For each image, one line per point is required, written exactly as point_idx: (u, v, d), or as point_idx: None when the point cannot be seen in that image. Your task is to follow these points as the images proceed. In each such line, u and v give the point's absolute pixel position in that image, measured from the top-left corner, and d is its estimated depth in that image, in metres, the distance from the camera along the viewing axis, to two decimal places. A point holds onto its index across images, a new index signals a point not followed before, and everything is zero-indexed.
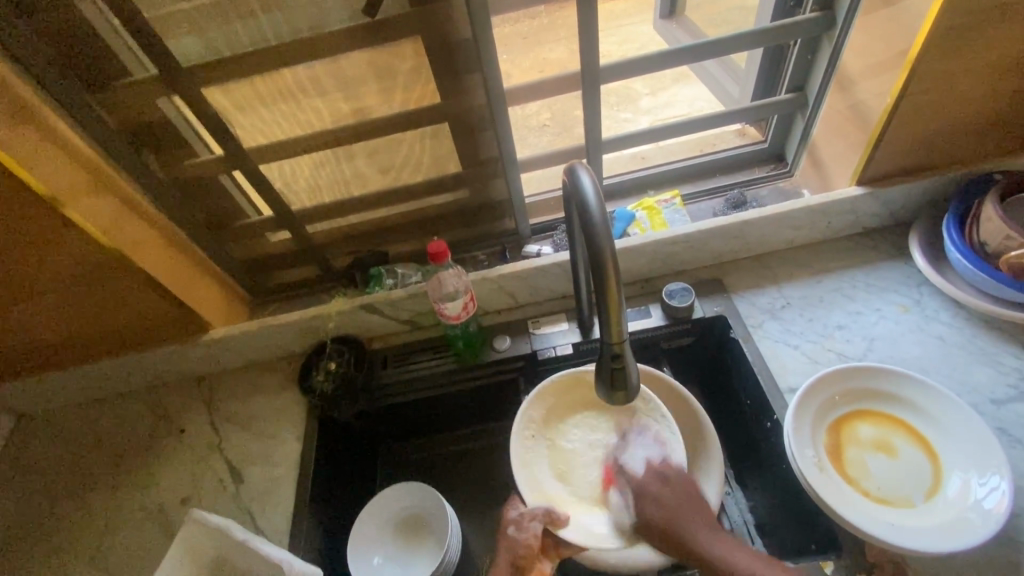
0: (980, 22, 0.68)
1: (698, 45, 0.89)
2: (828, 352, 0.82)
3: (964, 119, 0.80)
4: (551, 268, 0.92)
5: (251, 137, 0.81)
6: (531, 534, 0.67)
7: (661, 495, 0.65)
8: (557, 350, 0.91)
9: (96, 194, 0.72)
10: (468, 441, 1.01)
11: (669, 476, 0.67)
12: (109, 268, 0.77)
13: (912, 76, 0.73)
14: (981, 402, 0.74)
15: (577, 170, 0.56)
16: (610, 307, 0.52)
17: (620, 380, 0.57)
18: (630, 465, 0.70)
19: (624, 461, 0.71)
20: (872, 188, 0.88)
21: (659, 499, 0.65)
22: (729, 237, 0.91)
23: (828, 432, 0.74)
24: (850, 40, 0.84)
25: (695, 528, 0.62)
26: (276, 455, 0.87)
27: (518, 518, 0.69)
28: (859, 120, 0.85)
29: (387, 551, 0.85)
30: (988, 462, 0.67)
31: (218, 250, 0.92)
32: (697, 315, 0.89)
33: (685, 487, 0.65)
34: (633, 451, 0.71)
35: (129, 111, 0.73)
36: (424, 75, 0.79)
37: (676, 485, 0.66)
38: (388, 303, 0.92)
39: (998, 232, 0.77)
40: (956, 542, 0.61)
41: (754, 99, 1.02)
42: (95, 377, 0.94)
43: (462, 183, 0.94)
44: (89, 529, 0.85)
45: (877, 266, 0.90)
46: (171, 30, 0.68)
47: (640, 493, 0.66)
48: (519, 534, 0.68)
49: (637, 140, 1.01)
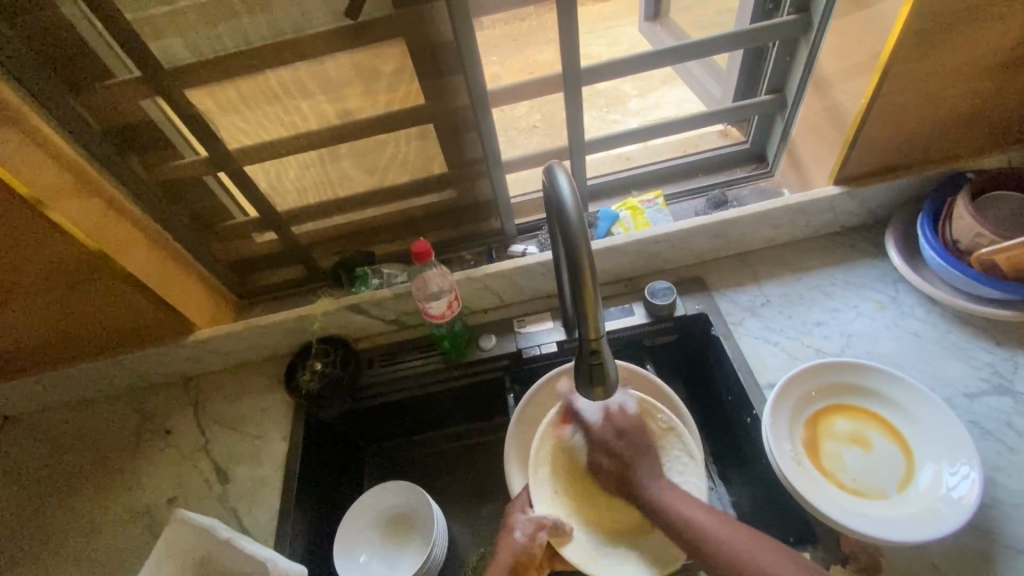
0: (949, 25, 0.69)
1: (678, 46, 0.91)
2: (806, 348, 0.83)
3: (936, 119, 0.81)
4: (536, 267, 0.93)
5: (236, 139, 0.82)
6: (536, 544, 0.67)
7: (612, 446, 0.73)
8: (542, 348, 0.92)
9: (80, 196, 0.72)
10: (455, 440, 1.02)
11: (609, 429, 0.74)
12: (94, 270, 0.77)
13: (885, 77, 0.74)
14: (955, 395, 0.76)
15: (555, 169, 0.57)
16: (586, 303, 0.53)
17: (598, 376, 0.58)
18: (585, 415, 0.74)
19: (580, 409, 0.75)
20: (850, 187, 0.89)
21: (613, 448, 0.73)
22: (711, 235, 0.93)
23: (805, 427, 0.75)
24: (825, 42, 0.85)
25: (646, 474, 0.70)
26: (262, 455, 0.87)
27: (528, 527, 0.68)
28: (836, 120, 0.86)
29: (374, 549, 0.85)
30: (960, 452, 0.68)
31: (204, 252, 0.92)
32: (679, 313, 0.90)
33: (637, 436, 0.73)
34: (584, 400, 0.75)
35: (113, 113, 0.74)
36: (408, 77, 0.80)
37: (638, 439, 0.73)
38: (374, 302, 0.93)
39: (970, 230, 0.79)
40: (929, 531, 0.63)
41: (735, 100, 1.03)
42: (78, 379, 0.94)
43: (448, 183, 0.95)
44: (75, 530, 0.85)
45: (855, 263, 0.92)
46: (155, 32, 0.69)
47: (597, 440, 0.74)
48: (527, 542, 0.67)
49: (621, 140, 1.02)
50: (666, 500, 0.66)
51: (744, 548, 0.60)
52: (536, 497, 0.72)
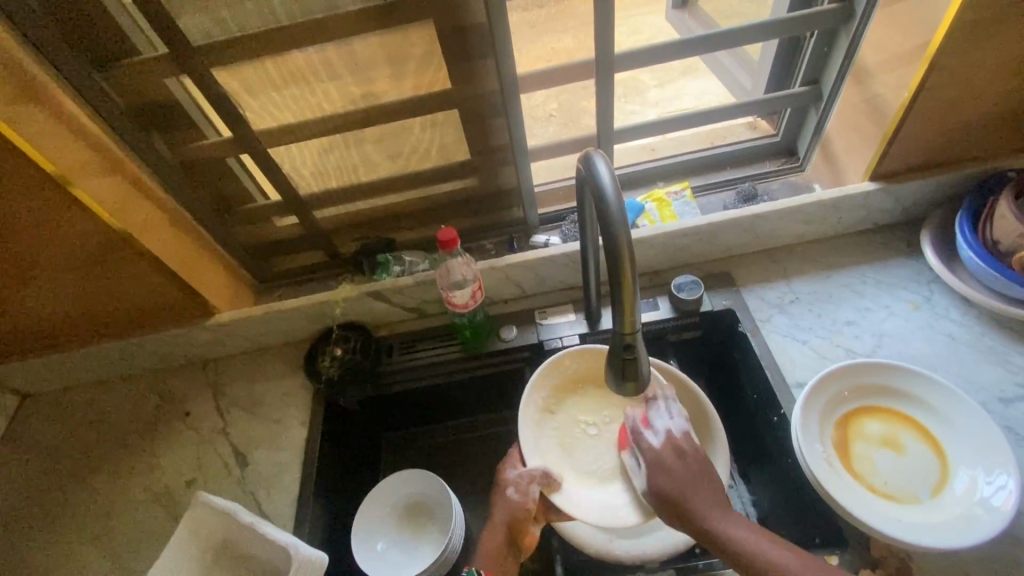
0: (1002, 16, 0.67)
1: (713, 34, 0.88)
2: (836, 348, 0.82)
3: (980, 115, 0.79)
4: (560, 258, 0.91)
5: (260, 120, 0.80)
6: (528, 498, 0.74)
7: (672, 469, 0.65)
8: (563, 341, 0.91)
9: (104, 175, 0.72)
10: (472, 430, 1.01)
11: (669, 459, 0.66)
12: (116, 249, 0.76)
13: (930, 70, 0.72)
14: (990, 400, 0.74)
15: (593, 157, 0.56)
16: (623, 296, 0.52)
17: (631, 370, 0.57)
18: (648, 440, 0.69)
19: (644, 432, 0.69)
20: (886, 184, 0.87)
21: (673, 472, 0.64)
22: (740, 230, 0.91)
23: (835, 428, 0.74)
24: (867, 33, 0.82)
25: (707, 503, 0.61)
26: (280, 440, 0.87)
27: (518, 482, 0.75)
28: (875, 114, 0.84)
29: (391, 538, 0.85)
30: (996, 460, 0.66)
31: (226, 234, 0.92)
32: (705, 309, 0.89)
33: (693, 458, 0.65)
34: (653, 424, 0.70)
35: (137, 91, 0.73)
36: (436, 61, 0.78)
37: (691, 457, 0.65)
38: (395, 290, 0.92)
39: (1012, 230, 0.77)
40: (962, 539, 0.61)
41: (767, 92, 1.01)
42: (98, 359, 0.94)
43: (472, 171, 0.93)
44: (92, 510, 0.85)
45: (887, 262, 0.90)
46: (182, 6, 0.67)
47: (657, 463, 0.66)
48: (519, 497, 0.74)
49: (647, 131, 1.00)
50: (732, 537, 0.57)
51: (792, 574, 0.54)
52: (528, 454, 0.77)
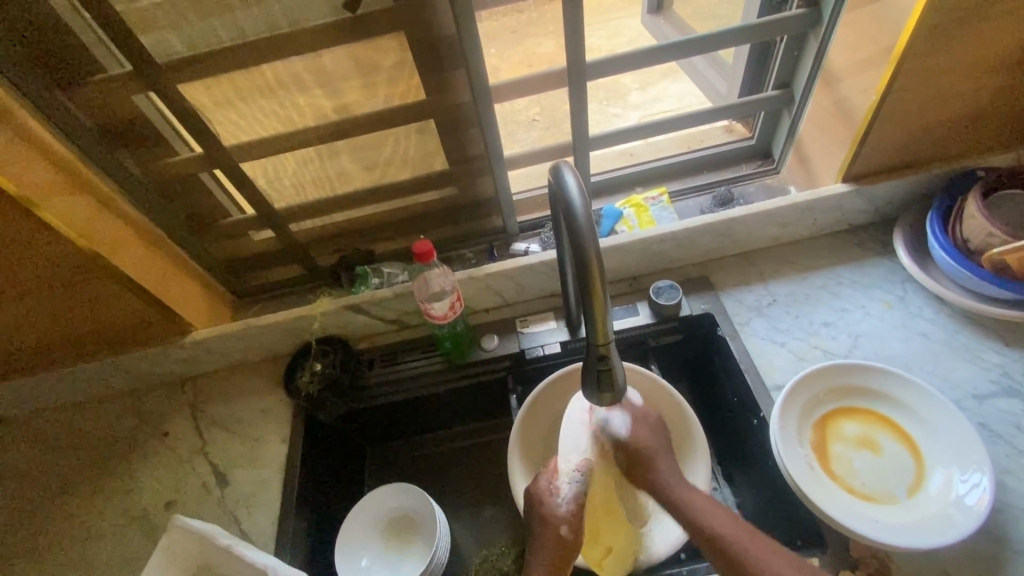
0: (965, 19, 0.68)
1: (684, 41, 0.88)
2: (814, 349, 0.82)
3: (948, 116, 0.80)
4: (539, 266, 0.91)
5: (232, 135, 0.79)
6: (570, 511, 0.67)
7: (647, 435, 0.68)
8: (545, 349, 0.91)
9: (71, 195, 0.70)
10: (456, 440, 1.01)
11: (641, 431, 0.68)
12: (87, 269, 0.75)
13: (898, 72, 0.73)
14: (964, 397, 0.75)
15: (562, 170, 0.56)
16: (595, 306, 0.52)
17: (606, 381, 0.56)
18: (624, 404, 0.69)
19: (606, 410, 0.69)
20: (859, 185, 0.88)
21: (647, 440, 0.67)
22: (716, 234, 0.91)
23: (813, 430, 0.74)
24: (835, 36, 0.83)
25: (670, 474, 0.66)
26: (261, 458, 0.86)
27: (573, 518, 0.67)
28: (845, 117, 0.85)
29: (375, 553, 0.84)
30: (971, 458, 0.67)
31: (200, 250, 0.90)
32: (684, 313, 0.89)
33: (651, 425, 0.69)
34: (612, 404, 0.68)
35: (104, 108, 0.72)
36: (408, 70, 0.78)
37: (653, 430, 0.69)
38: (374, 302, 0.91)
39: (981, 230, 0.78)
40: (939, 538, 0.62)
41: (741, 96, 1.01)
42: (72, 380, 0.93)
43: (449, 180, 0.93)
44: (68, 535, 0.83)
45: (862, 262, 0.91)
46: (147, 23, 0.66)
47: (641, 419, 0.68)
48: (576, 535, 0.66)
49: (623, 137, 1.00)
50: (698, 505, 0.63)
51: (723, 529, 0.60)
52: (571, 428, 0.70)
